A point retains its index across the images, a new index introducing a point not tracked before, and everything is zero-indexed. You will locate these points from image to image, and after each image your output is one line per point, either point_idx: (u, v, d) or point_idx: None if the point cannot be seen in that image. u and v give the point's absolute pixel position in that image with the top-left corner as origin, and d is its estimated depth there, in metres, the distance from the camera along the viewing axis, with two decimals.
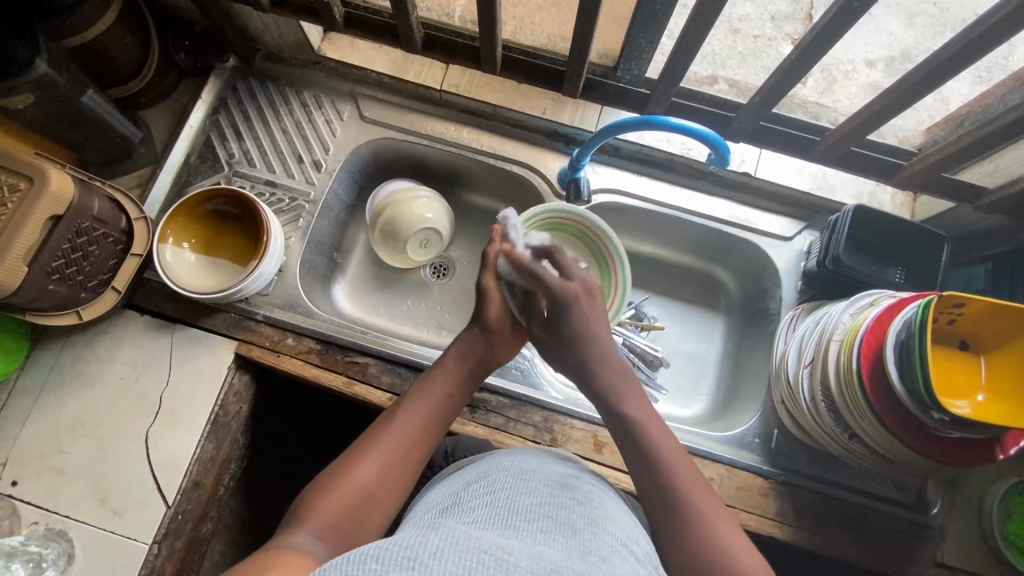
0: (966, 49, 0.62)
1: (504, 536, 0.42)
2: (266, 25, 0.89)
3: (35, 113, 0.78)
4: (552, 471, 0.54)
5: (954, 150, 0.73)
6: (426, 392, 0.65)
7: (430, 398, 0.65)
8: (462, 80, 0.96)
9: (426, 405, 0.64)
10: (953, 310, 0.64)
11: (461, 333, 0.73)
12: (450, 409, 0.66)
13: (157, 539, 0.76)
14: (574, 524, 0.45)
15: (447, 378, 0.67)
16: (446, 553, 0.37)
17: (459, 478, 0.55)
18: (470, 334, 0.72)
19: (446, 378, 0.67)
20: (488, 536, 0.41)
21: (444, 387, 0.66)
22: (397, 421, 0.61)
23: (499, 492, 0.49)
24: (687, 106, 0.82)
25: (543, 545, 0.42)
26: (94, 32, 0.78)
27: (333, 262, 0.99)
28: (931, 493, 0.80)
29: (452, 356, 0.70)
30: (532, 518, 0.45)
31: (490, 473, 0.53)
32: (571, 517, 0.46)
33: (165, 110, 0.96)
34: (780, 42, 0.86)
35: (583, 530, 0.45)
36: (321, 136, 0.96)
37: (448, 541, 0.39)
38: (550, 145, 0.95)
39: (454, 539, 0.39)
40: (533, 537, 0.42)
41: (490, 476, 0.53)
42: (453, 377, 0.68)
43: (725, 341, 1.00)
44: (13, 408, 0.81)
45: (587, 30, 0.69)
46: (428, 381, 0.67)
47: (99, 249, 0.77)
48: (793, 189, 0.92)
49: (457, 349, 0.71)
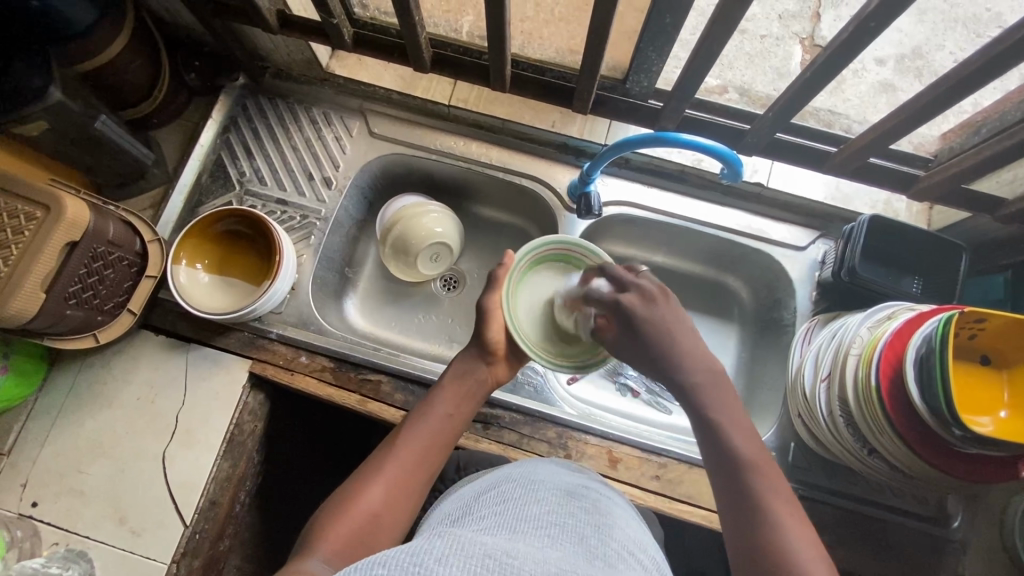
0: (985, 64, 0.61)
1: (512, 541, 0.41)
2: (275, 44, 0.90)
3: (48, 138, 0.79)
4: (560, 481, 0.53)
5: (973, 161, 0.72)
6: (429, 414, 0.65)
7: (432, 419, 0.65)
8: (470, 94, 0.96)
9: (430, 427, 0.64)
10: (973, 325, 0.63)
11: (461, 351, 0.73)
12: (452, 428, 0.66)
13: (175, 558, 0.77)
14: (582, 532, 0.44)
15: (447, 399, 0.67)
16: (452, 558, 0.36)
17: (471, 490, 0.55)
18: (468, 350, 0.72)
19: (449, 399, 0.67)
20: (496, 541, 0.40)
21: (446, 408, 0.67)
22: (400, 445, 0.62)
23: (509, 503, 0.48)
24: (699, 119, 0.82)
25: (551, 548, 0.41)
26: (106, 57, 0.79)
27: (344, 277, 1.00)
28: (951, 505, 0.79)
29: (449, 378, 0.70)
30: (540, 524, 0.44)
31: (502, 483, 0.53)
32: (579, 524, 0.45)
33: (176, 130, 0.97)
34: (788, 41, 0.90)
35: (591, 537, 0.44)
36: (330, 153, 0.96)
37: (455, 547, 0.38)
38: (558, 158, 0.95)
39: (464, 544, 0.38)
40: (541, 542, 0.41)
41: (501, 486, 0.52)
42: (454, 398, 0.68)
43: (738, 351, 0.99)
44: (32, 430, 0.82)
45: (597, 47, 0.68)
46: (430, 404, 0.67)
47: (114, 272, 0.78)
48: (807, 199, 0.91)
49: (454, 370, 0.71)
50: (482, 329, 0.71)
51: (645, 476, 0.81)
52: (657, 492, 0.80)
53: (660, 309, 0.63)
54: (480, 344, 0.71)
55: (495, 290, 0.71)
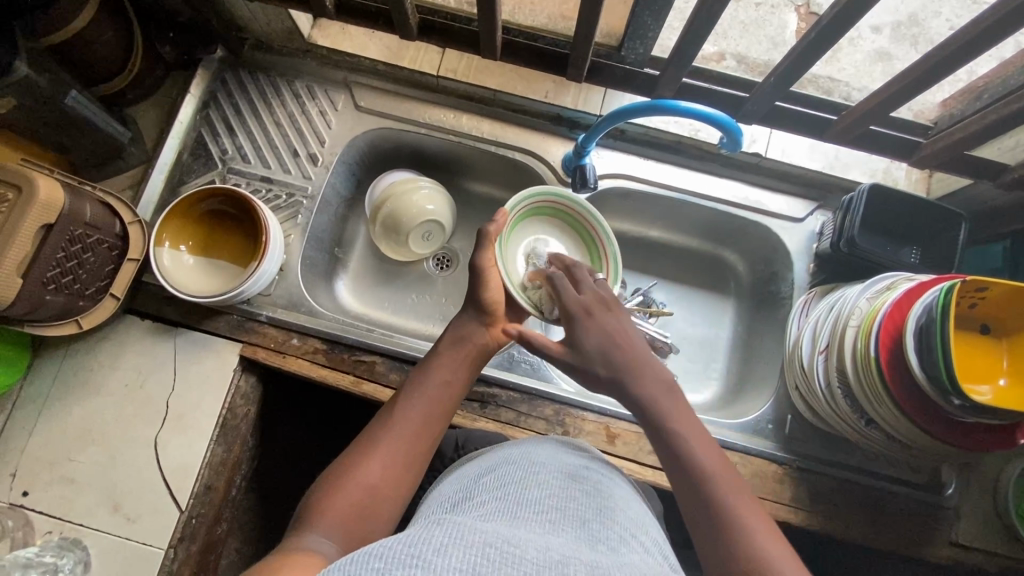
0: (995, 23, 0.58)
1: (512, 527, 0.40)
2: (253, 13, 0.85)
3: (17, 116, 0.75)
4: (562, 462, 0.52)
5: (977, 127, 0.71)
6: (424, 382, 0.64)
7: (428, 388, 0.64)
8: (459, 65, 0.92)
9: (426, 396, 0.63)
10: (974, 294, 0.62)
11: (457, 319, 0.71)
12: (450, 397, 0.65)
13: (173, 544, 0.76)
14: (583, 515, 0.43)
15: (442, 366, 0.66)
16: (451, 548, 0.35)
17: (471, 470, 0.54)
18: (465, 316, 0.71)
19: (444, 367, 0.66)
20: (496, 529, 0.39)
21: (442, 378, 0.65)
22: (398, 415, 0.61)
23: (509, 486, 0.47)
24: (697, 87, 0.79)
25: (551, 535, 0.40)
26: (74, 29, 0.75)
27: (334, 257, 0.97)
28: (946, 473, 0.80)
29: (442, 345, 0.68)
30: (540, 510, 0.43)
31: (502, 465, 0.52)
32: (580, 508, 0.45)
33: (153, 106, 0.93)
34: (782, 9, 0.85)
35: (592, 521, 0.43)
36: (316, 129, 0.92)
37: (453, 536, 0.37)
38: (552, 131, 0.93)
39: (461, 533, 0.37)
40: (541, 528, 0.41)
41: (501, 469, 0.51)
42: (453, 368, 0.67)
43: (734, 325, 0.99)
44: (19, 419, 0.80)
45: (591, 11, 0.65)
46: (425, 372, 0.65)
47: (94, 255, 0.75)
48: (805, 169, 0.90)
49: (448, 337, 0.69)
50: (478, 289, 0.70)
51: (643, 451, 0.81)
52: (657, 467, 0.80)
53: (611, 317, 0.63)
54: (476, 305, 0.71)
55: (488, 247, 0.71)
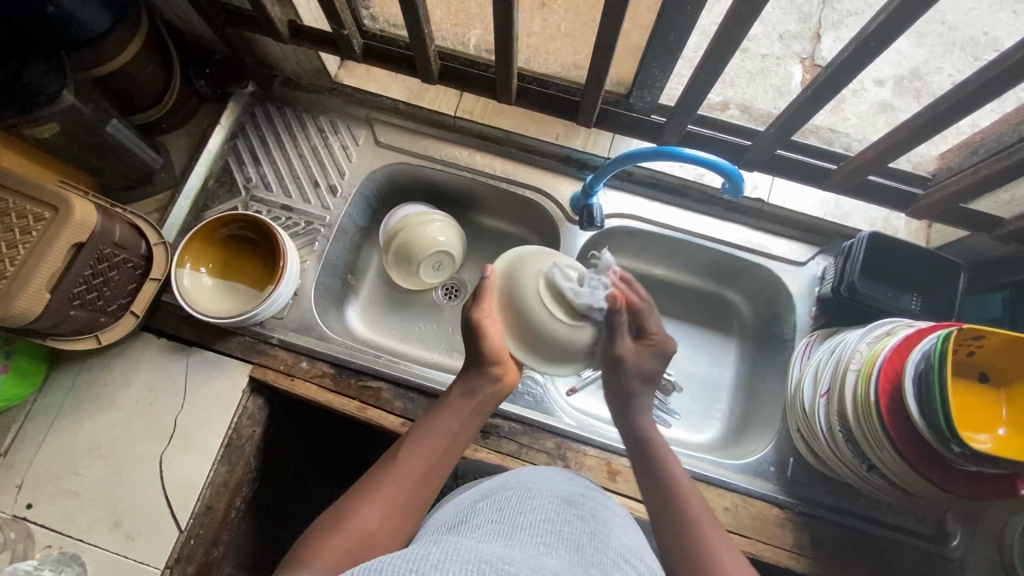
0: (982, 86, 0.62)
1: (507, 548, 0.41)
2: (285, 52, 0.91)
3: (59, 140, 0.80)
4: (555, 488, 0.53)
5: (970, 181, 0.73)
6: (432, 432, 0.65)
7: (433, 436, 0.65)
8: (476, 106, 0.98)
9: (430, 445, 0.64)
10: (971, 342, 0.64)
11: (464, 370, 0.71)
12: (453, 449, 0.66)
13: (169, 564, 0.76)
14: (577, 539, 0.44)
15: (451, 417, 0.67)
16: (448, 564, 0.36)
17: (468, 497, 0.55)
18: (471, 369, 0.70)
19: (452, 418, 0.67)
20: (492, 549, 0.40)
21: (448, 428, 0.66)
22: (401, 462, 0.61)
23: (505, 510, 0.48)
24: (701, 134, 0.83)
25: (546, 556, 0.41)
26: (119, 62, 0.80)
27: (347, 283, 1.00)
28: (950, 524, 0.79)
29: (454, 395, 0.69)
30: (535, 532, 0.44)
31: (498, 491, 0.53)
32: (574, 532, 0.45)
33: (184, 135, 0.98)
34: (788, 60, 0.90)
35: (585, 545, 0.44)
36: (336, 161, 0.97)
37: (451, 553, 0.38)
38: (562, 169, 0.96)
39: (456, 552, 0.38)
40: (536, 550, 0.41)
41: (496, 495, 0.52)
42: (458, 417, 0.68)
43: (737, 365, 0.99)
44: (30, 431, 0.81)
45: (602, 62, 0.69)
46: (434, 421, 0.66)
47: (119, 274, 0.78)
48: (806, 215, 0.92)
49: (459, 387, 0.70)
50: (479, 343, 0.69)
51: None
52: None
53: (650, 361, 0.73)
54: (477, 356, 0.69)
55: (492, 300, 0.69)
